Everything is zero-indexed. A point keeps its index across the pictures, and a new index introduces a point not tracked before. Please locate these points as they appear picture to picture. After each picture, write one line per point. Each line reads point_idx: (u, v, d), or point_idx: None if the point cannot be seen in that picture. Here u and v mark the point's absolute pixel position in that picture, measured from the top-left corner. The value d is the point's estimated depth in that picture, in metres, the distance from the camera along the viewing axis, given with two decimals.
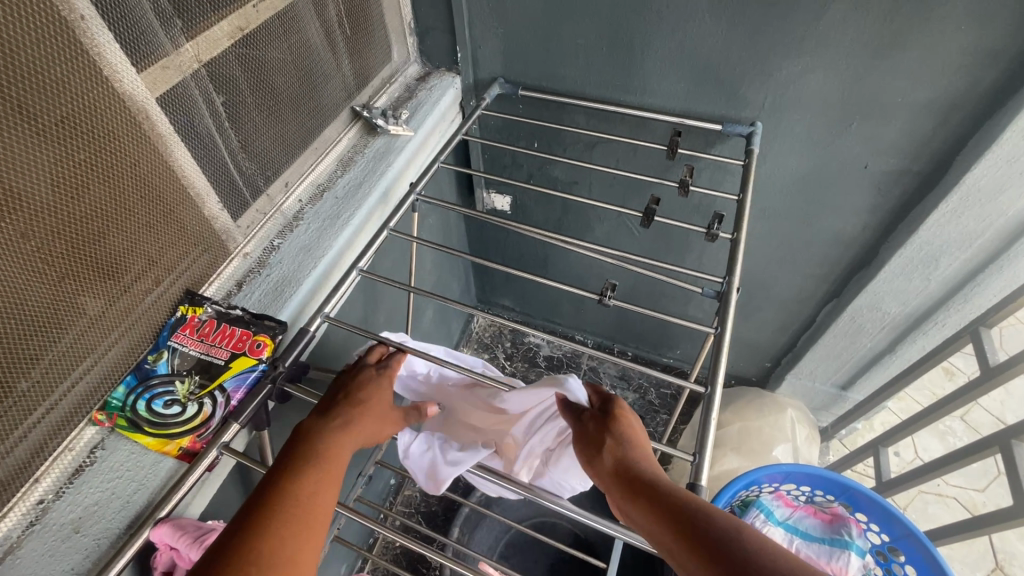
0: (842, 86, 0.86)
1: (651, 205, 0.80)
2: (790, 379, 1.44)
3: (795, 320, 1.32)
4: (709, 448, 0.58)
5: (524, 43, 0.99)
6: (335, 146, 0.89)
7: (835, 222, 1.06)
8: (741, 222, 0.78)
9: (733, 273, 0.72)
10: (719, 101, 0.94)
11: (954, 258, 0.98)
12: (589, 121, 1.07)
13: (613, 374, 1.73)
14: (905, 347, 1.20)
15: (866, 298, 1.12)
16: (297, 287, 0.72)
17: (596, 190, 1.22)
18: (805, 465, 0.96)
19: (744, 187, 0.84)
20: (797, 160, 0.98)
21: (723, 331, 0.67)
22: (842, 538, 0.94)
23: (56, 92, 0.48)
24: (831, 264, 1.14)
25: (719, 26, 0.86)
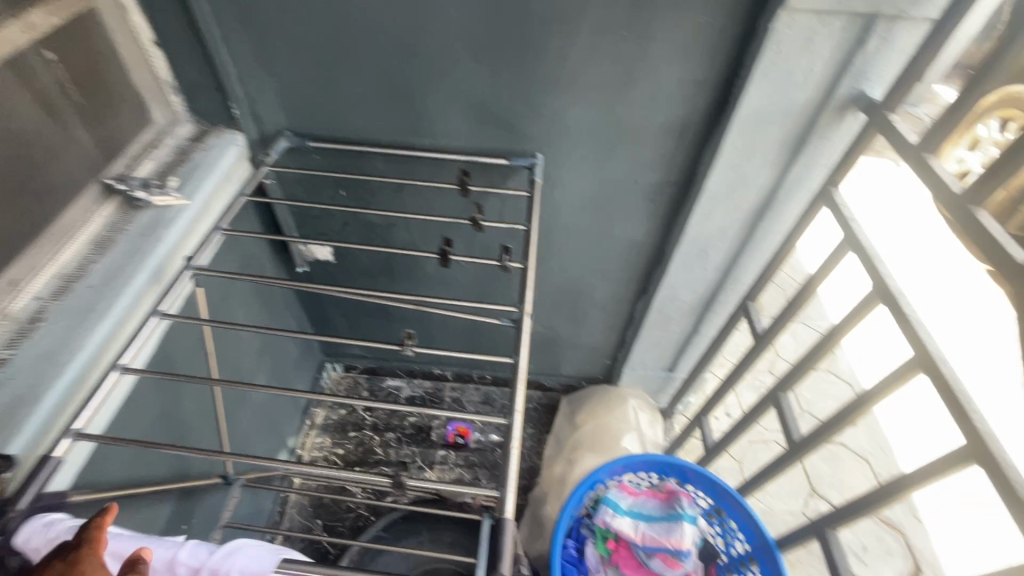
0: (598, 115, 0.97)
1: (444, 247, 0.82)
2: (628, 371, 1.58)
3: (619, 319, 1.46)
4: (512, 480, 0.60)
5: (302, 95, 0.97)
6: (86, 229, 0.79)
7: (625, 230, 1.19)
8: (530, 251, 0.83)
9: (524, 300, 0.77)
10: (501, 137, 1.01)
11: (717, 248, 1.16)
12: (389, 165, 1.08)
13: (477, 401, 1.73)
14: (705, 326, 1.38)
15: (665, 290, 1.28)
16: (34, 406, 0.61)
17: (415, 229, 1.22)
18: (634, 456, 1.06)
19: (529, 215, 0.91)
20: (580, 180, 1.09)
21: (519, 359, 0.71)
22: (676, 511, 1.05)
23: None
24: (633, 265, 1.28)
25: (484, 71, 0.92)
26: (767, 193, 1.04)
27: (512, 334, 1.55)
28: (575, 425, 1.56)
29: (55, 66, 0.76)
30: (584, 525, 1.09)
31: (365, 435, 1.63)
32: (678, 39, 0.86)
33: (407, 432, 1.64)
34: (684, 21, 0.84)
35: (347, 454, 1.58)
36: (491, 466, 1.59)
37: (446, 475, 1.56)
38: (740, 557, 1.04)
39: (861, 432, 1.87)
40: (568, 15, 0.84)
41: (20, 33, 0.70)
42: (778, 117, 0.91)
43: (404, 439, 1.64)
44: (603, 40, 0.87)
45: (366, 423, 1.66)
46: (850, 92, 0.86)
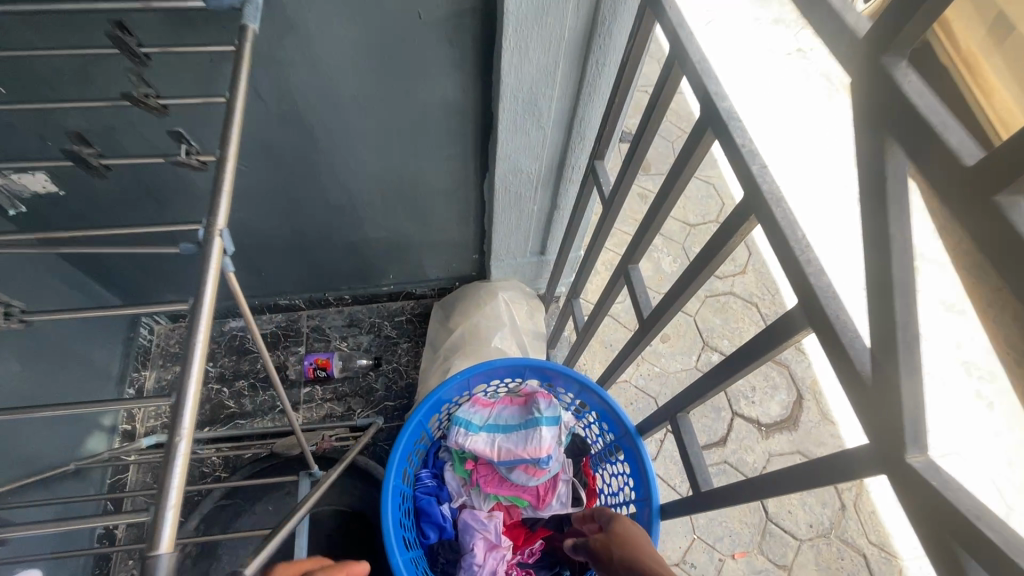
0: None
1: (79, 147, 0.52)
2: (497, 263, 1.40)
3: (469, 206, 1.23)
4: (171, 493, 0.40)
5: None
6: None
7: (434, 90, 0.92)
8: (228, 135, 0.56)
9: (213, 210, 0.51)
10: None
11: (549, 99, 0.92)
12: (42, 35, 0.71)
13: (341, 325, 1.51)
14: (564, 198, 1.19)
15: (504, 163, 1.05)
16: None
17: (148, 131, 0.87)
18: (473, 369, 0.90)
19: (238, 82, 0.62)
20: (342, 25, 0.78)
21: (199, 303, 0.47)
22: (533, 416, 0.93)
23: None
24: (460, 138, 1.03)
25: None
26: (590, 10, 0.78)
27: (353, 244, 1.30)
28: (448, 332, 1.40)
29: None
30: (442, 448, 1.00)
31: (211, 389, 1.40)
32: None
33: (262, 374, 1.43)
34: None
35: (192, 414, 1.36)
36: (364, 392, 1.43)
37: (314, 413, 1.39)
38: (609, 445, 0.96)
39: (748, 278, 1.85)
40: None
41: None
42: None
43: (259, 383, 1.42)
44: None
45: (210, 376, 1.41)
46: None
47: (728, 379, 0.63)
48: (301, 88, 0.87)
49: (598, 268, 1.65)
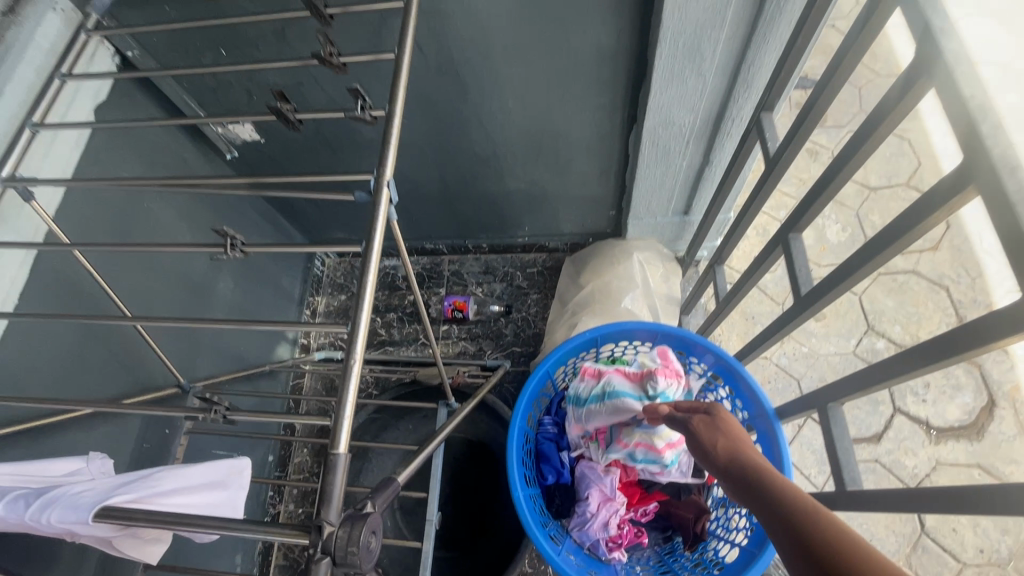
0: None
1: (281, 104, 0.61)
2: (634, 221, 1.35)
3: (611, 161, 1.19)
4: (348, 405, 0.47)
5: None
6: None
7: (587, 38, 0.88)
8: (396, 89, 0.60)
9: (382, 162, 0.56)
10: None
11: (715, 43, 0.83)
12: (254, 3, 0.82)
13: (477, 271, 1.60)
14: (718, 153, 1.08)
15: (654, 115, 0.98)
16: None
17: (327, 86, 0.97)
18: (604, 326, 0.92)
19: (405, 39, 0.65)
20: None
21: (371, 245, 0.53)
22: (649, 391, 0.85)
23: None
24: (610, 88, 0.98)
25: None
26: None
27: (493, 194, 1.35)
28: (577, 287, 1.41)
29: None
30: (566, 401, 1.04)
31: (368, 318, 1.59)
32: None
33: (408, 310, 1.59)
34: None
35: None
36: (495, 336, 1.52)
37: (450, 349, 1.52)
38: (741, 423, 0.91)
39: (939, 256, 1.55)
40: None
41: None
42: None
43: (405, 317, 1.59)
44: None
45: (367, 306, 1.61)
46: None
47: (901, 373, 0.56)
48: (457, 40, 0.89)
49: (747, 232, 1.50)
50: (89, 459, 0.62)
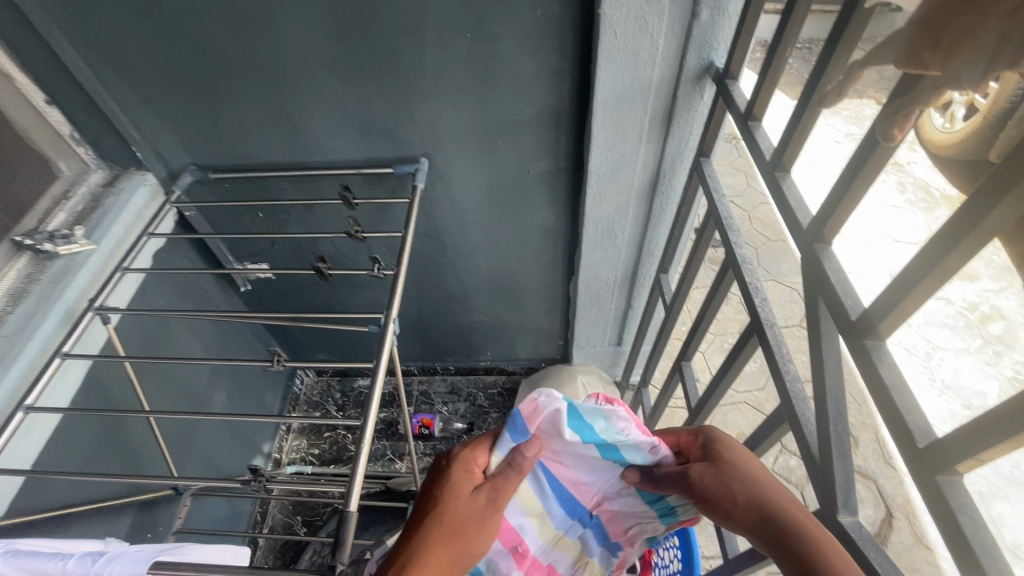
0: (471, 113, 1.00)
1: (318, 263, 0.88)
2: (577, 350, 1.62)
3: (557, 301, 1.49)
4: (358, 476, 0.66)
5: (194, 130, 1.03)
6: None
7: (535, 218, 1.23)
8: (401, 257, 0.88)
9: (390, 305, 0.82)
10: (387, 146, 1.05)
11: (623, 227, 1.18)
12: (295, 186, 1.13)
13: (443, 392, 1.80)
14: (637, 300, 1.40)
15: (586, 271, 1.30)
16: None
17: (337, 241, 1.26)
18: None
19: (408, 223, 0.96)
20: (476, 176, 1.12)
21: (380, 362, 0.76)
22: None
23: None
24: (553, 250, 1.31)
25: (350, 88, 0.96)
26: (654, 168, 1.06)
27: (461, 324, 1.61)
28: None
29: None
30: None
31: (340, 434, 1.71)
32: (523, 33, 0.87)
33: (378, 427, 1.74)
34: (522, 17, 0.85)
35: (323, 454, 1.68)
36: None
37: (415, 464, 1.65)
38: None
39: None
40: (411, 25, 0.87)
41: None
42: (637, 96, 0.92)
43: (375, 434, 1.73)
44: (452, 45, 0.89)
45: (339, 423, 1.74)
46: (700, 62, 0.88)
47: None
48: (441, 214, 1.22)
49: (673, 362, 1.79)
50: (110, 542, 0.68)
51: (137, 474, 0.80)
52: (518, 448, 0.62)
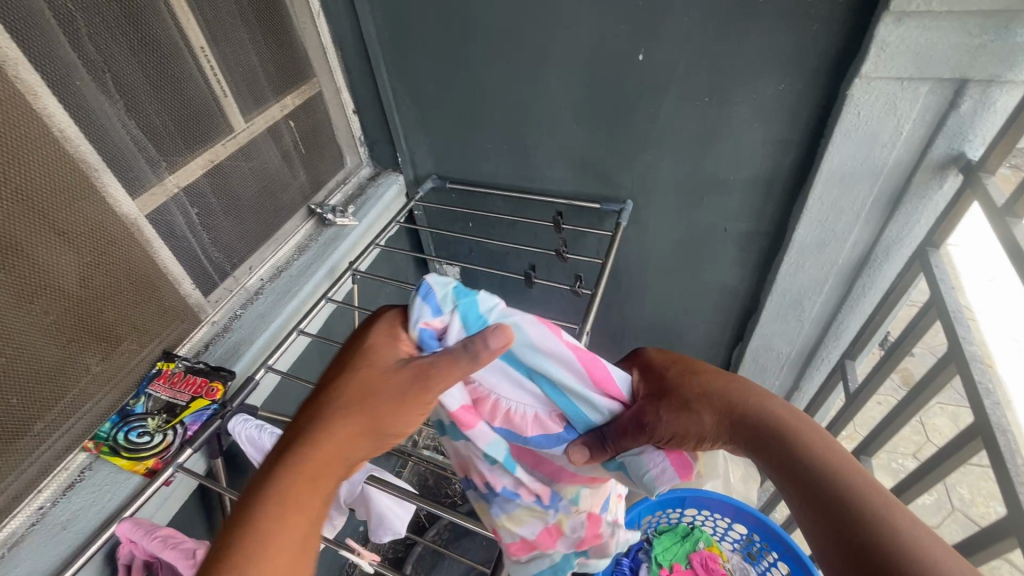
0: (686, 168, 1.08)
1: (530, 270, 1.01)
2: None
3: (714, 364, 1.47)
4: None
5: (447, 147, 1.26)
6: (294, 236, 1.14)
7: (717, 275, 1.25)
8: (601, 280, 0.98)
9: (586, 319, 0.91)
10: (599, 184, 1.17)
11: (813, 301, 1.15)
12: (507, 204, 1.31)
13: None
14: (807, 383, 1.33)
15: (758, 339, 1.28)
16: (249, 346, 0.94)
17: (525, 258, 1.41)
18: (695, 489, 1.13)
19: (610, 252, 1.05)
20: (672, 225, 1.19)
21: None
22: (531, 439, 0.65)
23: (75, 218, 0.72)
24: (726, 310, 1.32)
25: (585, 131, 1.10)
26: (863, 249, 1.03)
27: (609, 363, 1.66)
28: None
29: (293, 129, 1.10)
30: (643, 548, 1.19)
31: None
32: (759, 103, 0.94)
33: None
34: (764, 88, 0.92)
35: None
36: None
37: None
38: None
39: None
40: (655, 85, 0.99)
41: (278, 109, 1.05)
42: (865, 176, 0.92)
43: None
44: (688, 105, 0.99)
45: None
46: (947, 151, 0.86)
47: None
48: (626, 254, 1.30)
49: None
50: None
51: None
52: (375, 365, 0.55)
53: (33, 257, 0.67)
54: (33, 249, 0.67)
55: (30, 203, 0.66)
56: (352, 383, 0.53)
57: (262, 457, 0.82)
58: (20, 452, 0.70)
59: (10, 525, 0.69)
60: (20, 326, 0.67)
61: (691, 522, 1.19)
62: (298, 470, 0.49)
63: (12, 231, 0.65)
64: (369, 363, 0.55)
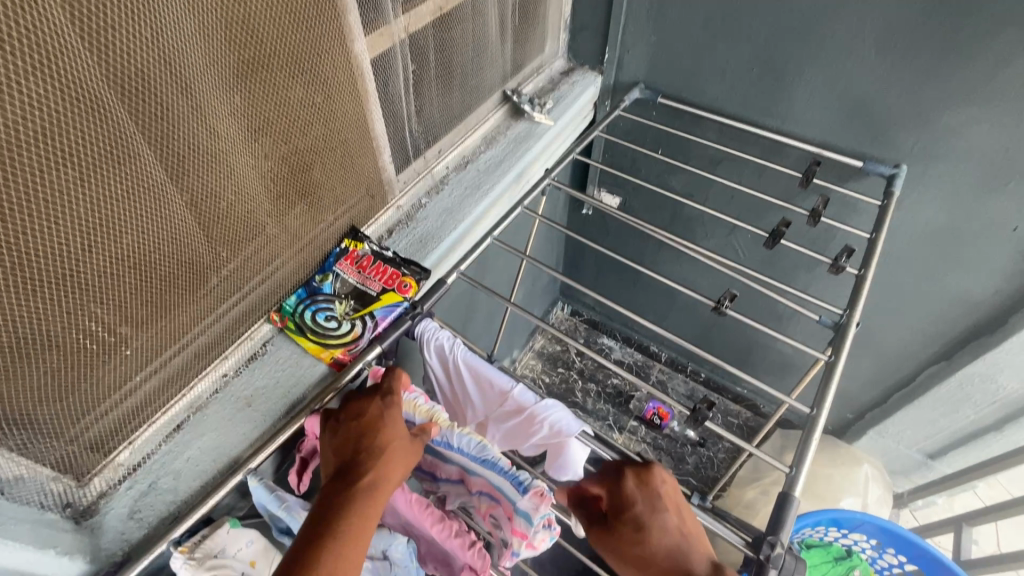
0: (1007, 140, 0.83)
1: (779, 227, 0.81)
2: (872, 435, 1.38)
3: (892, 376, 1.27)
4: (805, 466, 0.60)
5: (674, 53, 1.03)
6: (483, 124, 0.97)
7: (965, 281, 1.02)
8: (872, 261, 0.78)
9: (855, 307, 0.73)
10: (866, 137, 0.93)
11: None
12: (721, 138, 1.08)
13: (681, 393, 1.71)
14: (1013, 428, 1.13)
15: (980, 367, 1.07)
16: (439, 243, 0.80)
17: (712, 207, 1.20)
18: (876, 518, 0.96)
19: (877, 226, 0.83)
20: (938, 208, 0.95)
21: (837, 360, 0.68)
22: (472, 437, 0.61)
23: (311, 45, 0.57)
24: (948, 324, 1.10)
25: (884, 64, 0.85)
26: None
27: (752, 343, 1.48)
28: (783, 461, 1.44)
29: None
30: None
31: (571, 377, 1.75)
32: None
33: (608, 391, 1.71)
34: None
35: (551, 385, 1.73)
36: (676, 457, 1.58)
37: (631, 444, 1.61)
38: None
39: None
40: None
41: None
42: None
43: (603, 395, 1.71)
44: None
45: (574, 366, 1.77)
46: None
47: None
48: None
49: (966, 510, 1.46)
50: (481, 372, 0.67)
51: (509, 305, 0.91)
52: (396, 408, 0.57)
53: (265, 83, 0.54)
54: (267, 72, 0.53)
55: (277, 10, 0.51)
56: (399, 452, 0.54)
57: (447, 372, 0.69)
58: (209, 307, 0.60)
59: (197, 387, 0.62)
60: (241, 164, 0.55)
61: (848, 544, 1.03)
62: (346, 509, 0.48)
63: (253, 42, 0.51)
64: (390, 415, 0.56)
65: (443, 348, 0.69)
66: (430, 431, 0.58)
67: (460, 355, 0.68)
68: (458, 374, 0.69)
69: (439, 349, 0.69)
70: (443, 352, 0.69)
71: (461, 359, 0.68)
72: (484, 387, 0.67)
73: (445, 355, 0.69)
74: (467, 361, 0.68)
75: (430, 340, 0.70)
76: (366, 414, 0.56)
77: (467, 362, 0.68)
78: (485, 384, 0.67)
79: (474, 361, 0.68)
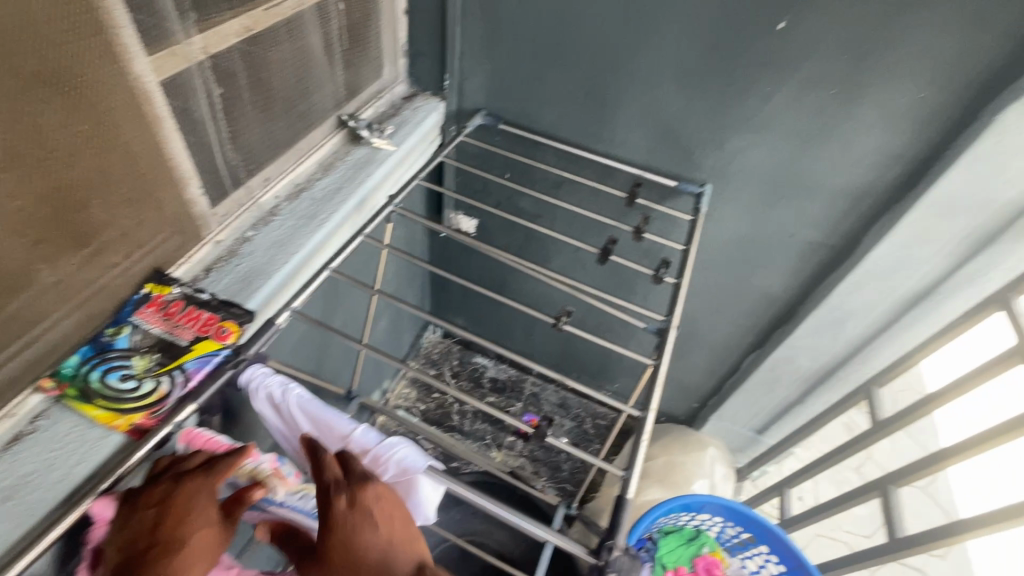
0: (778, 161, 0.99)
1: (608, 245, 0.88)
2: (714, 420, 1.56)
3: (722, 366, 1.45)
4: (637, 467, 0.65)
5: (509, 82, 1.08)
6: (318, 149, 0.93)
7: (764, 279, 1.19)
8: (686, 270, 0.87)
9: (673, 312, 0.81)
10: (676, 160, 1.06)
11: (856, 324, 1.14)
12: (560, 161, 1.16)
13: (554, 403, 1.78)
14: (812, 399, 1.35)
15: (783, 351, 1.26)
16: (267, 279, 0.74)
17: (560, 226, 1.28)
18: (715, 497, 1.06)
19: (690, 237, 0.94)
20: (738, 219, 1.11)
21: (660, 363, 0.75)
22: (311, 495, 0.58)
23: (66, 66, 0.49)
24: (757, 317, 1.28)
25: (683, 97, 0.97)
26: (931, 282, 1.01)
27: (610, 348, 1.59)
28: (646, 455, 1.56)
29: (342, 14, 0.87)
30: (645, 547, 1.10)
31: (447, 400, 1.72)
32: (889, 108, 0.86)
33: (485, 410, 1.72)
34: (902, 90, 0.84)
35: (427, 412, 1.69)
36: (552, 466, 1.63)
37: (509, 461, 1.63)
38: None
39: None
40: (785, 61, 0.87)
41: None
42: (972, 208, 0.88)
43: (480, 415, 1.71)
44: (811, 92, 0.89)
45: (449, 390, 1.75)
46: None
47: None
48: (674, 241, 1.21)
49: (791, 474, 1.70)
50: (320, 415, 0.63)
51: (362, 350, 0.85)
52: (205, 482, 0.50)
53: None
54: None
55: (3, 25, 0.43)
56: (206, 531, 0.48)
57: (285, 421, 0.65)
58: None
59: None
60: None
61: (698, 524, 1.12)
62: None
63: None
64: (196, 491, 0.49)
65: (274, 394, 0.63)
66: (251, 495, 0.51)
67: (294, 400, 0.63)
68: (296, 419, 0.64)
69: (270, 395, 0.64)
70: (275, 398, 0.63)
71: (296, 405, 0.63)
72: (326, 430, 0.63)
73: (278, 401, 0.64)
74: (303, 405, 0.63)
75: (259, 387, 0.64)
76: (165, 499, 0.49)
77: (303, 407, 0.63)
78: (326, 428, 0.63)
79: (311, 405, 0.63)
